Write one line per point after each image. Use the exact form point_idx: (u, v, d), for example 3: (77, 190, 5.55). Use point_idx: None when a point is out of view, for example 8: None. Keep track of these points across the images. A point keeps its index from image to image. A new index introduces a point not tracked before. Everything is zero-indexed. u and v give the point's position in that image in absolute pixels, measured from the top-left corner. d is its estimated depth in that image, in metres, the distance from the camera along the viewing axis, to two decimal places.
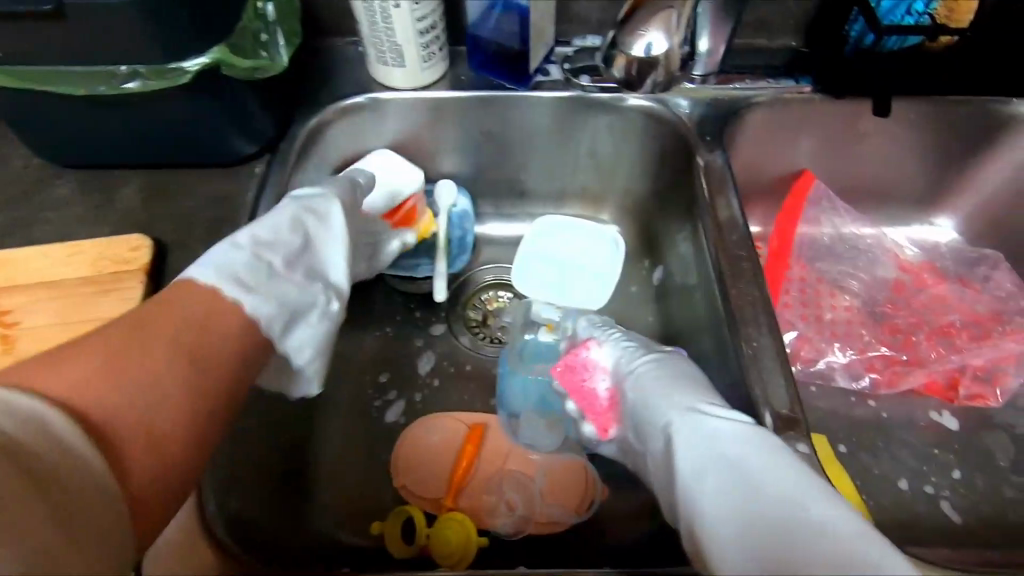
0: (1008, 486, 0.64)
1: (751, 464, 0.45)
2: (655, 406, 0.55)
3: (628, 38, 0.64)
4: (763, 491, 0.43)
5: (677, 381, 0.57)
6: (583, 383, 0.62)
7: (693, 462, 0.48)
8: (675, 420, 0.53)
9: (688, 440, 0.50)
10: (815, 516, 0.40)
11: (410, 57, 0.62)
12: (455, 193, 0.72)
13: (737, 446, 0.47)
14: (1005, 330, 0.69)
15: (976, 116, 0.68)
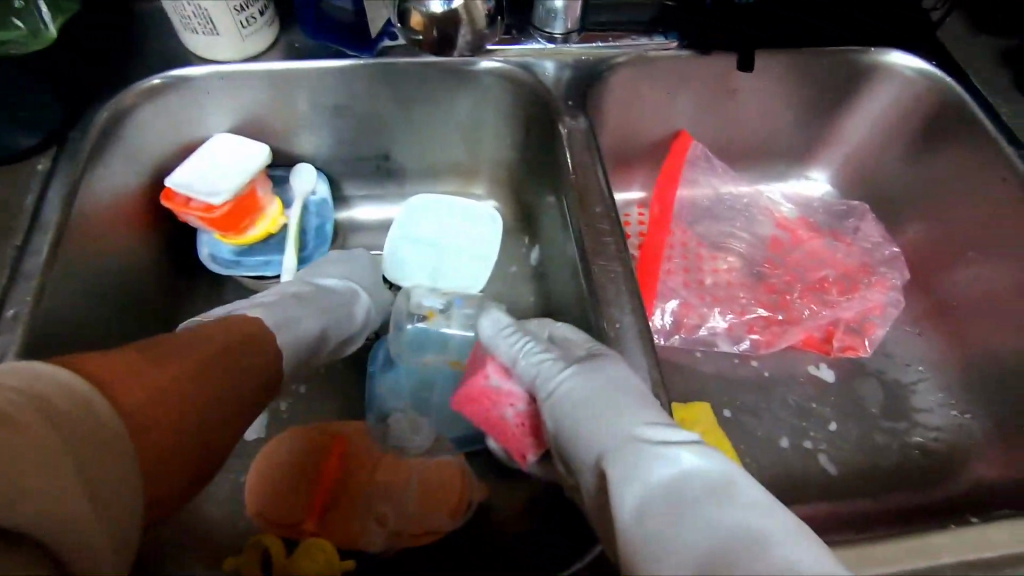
0: (879, 433, 0.65)
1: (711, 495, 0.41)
2: (593, 431, 0.48)
3: None
4: (723, 526, 0.39)
5: (614, 397, 0.47)
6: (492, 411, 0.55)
7: (632, 493, 0.42)
8: (617, 443, 0.46)
9: (625, 467, 0.43)
10: (799, 553, 0.37)
11: (221, 23, 0.57)
12: (314, 177, 0.68)
13: (694, 469, 0.42)
14: (873, 279, 0.72)
15: (840, 67, 0.69)
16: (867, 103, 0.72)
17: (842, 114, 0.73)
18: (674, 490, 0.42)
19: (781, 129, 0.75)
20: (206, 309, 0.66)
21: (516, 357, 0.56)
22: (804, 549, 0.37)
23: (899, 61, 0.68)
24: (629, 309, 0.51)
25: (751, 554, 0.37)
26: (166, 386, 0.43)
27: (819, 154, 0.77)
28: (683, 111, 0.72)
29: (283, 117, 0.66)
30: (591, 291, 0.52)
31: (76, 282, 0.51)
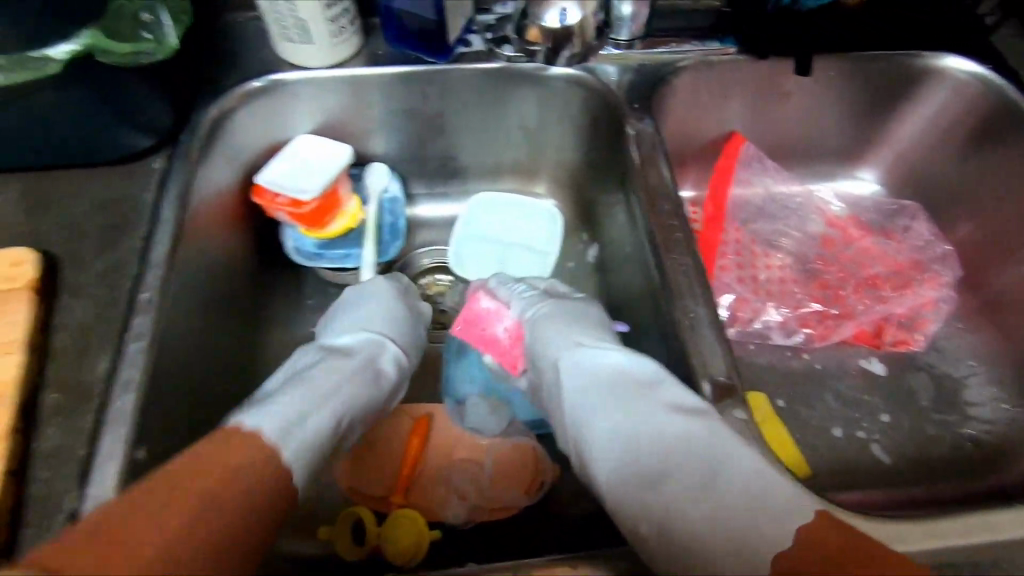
0: (931, 424, 0.67)
1: (637, 389, 0.52)
2: (550, 348, 0.60)
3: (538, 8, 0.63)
4: (671, 437, 0.48)
5: (574, 322, 0.61)
6: (485, 331, 0.66)
7: (574, 390, 0.55)
8: (568, 354, 0.58)
9: (595, 392, 0.54)
10: (696, 428, 0.47)
11: (317, 32, 0.61)
12: (386, 176, 0.73)
13: (625, 371, 0.54)
14: (924, 277, 0.74)
15: (894, 70, 0.71)
16: (918, 106, 0.74)
17: (895, 116, 0.75)
18: (608, 386, 0.54)
19: (833, 131, 0.77)
20: (291, 298, 0.70)
21: (512, 300, 0.65)
22: (707, 422, 0.47)
23: (953, 65, 0.70)
24: (700, 301, 0.54)
25: (655, 429, 0.49)
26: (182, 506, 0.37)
27: (870, 155, 0.80)
28: (739, 113, 0.75)
29: (361, 119, 0.70)
30: (662, 283, 0.55)
31: (190, 272, 0.56)
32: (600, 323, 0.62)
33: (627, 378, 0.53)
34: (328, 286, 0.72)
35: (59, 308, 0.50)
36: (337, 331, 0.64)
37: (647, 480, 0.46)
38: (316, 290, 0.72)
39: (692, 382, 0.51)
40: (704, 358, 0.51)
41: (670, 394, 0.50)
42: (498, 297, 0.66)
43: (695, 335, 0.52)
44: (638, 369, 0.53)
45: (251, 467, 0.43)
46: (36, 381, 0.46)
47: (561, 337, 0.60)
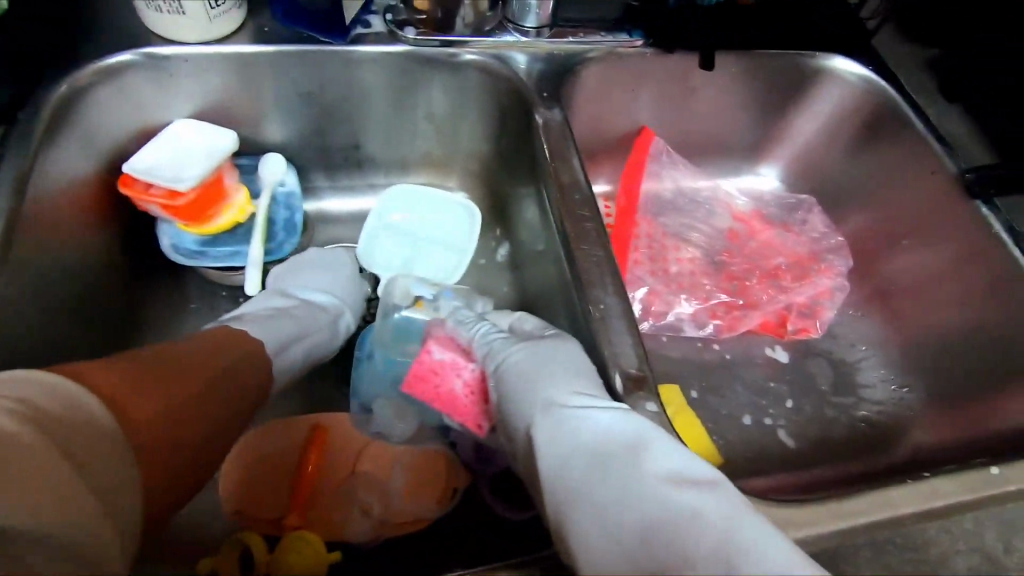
0: (830, 407, 0.70)
1: (632, 450, 0.42)
2: (527, 402, 0.51)
3: None
4: (634, 485, 0.41)
5: (555, 368, 0.52)
6: (440, 387, 0.57)
7: (551, 449, 0.46)
8: (551, 409, 0.49)
9: (554, 439, 0.47)
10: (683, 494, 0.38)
11: (191, 3, 0.54)
12: (283, 168, 0.65)
13: (616, 427, 0.44)
14: (820, 267, 0.77)
15: (789, 68, 0.73)
16: (813, 104, 0.77)
17: (792, 114, 0.78)
18: (597, 446, 0.44)
19: (734, 127, 0.80)
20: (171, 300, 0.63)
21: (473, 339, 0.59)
22: (712, 489, 0.39)
23: (842, 65, 0.73)
24: (612, 292, 0.52)
25: (644, 496, 0.40)
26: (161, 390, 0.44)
27: (771, 151, 0.83)
28: (648, 107, 0.75)
29: (249, 102, 0.64)
30: (574, 276, 0.54)
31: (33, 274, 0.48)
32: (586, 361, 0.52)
33: (622, 435, 0.44)
34: (216, 284, 0.66)
35: None
36: (296, 283, 0.66)
37: (617, 536, 0.39)
38: (200, 295, 0.65)
39: (604, 375, 0.49)
40: (617, 350, 0.50)
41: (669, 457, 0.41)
42: (459, 338, 0.60)
43: (606, 326, 0.51)
44: (632, 429, 0.44)
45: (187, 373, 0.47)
46: None
47: (539, 388, 0.51)
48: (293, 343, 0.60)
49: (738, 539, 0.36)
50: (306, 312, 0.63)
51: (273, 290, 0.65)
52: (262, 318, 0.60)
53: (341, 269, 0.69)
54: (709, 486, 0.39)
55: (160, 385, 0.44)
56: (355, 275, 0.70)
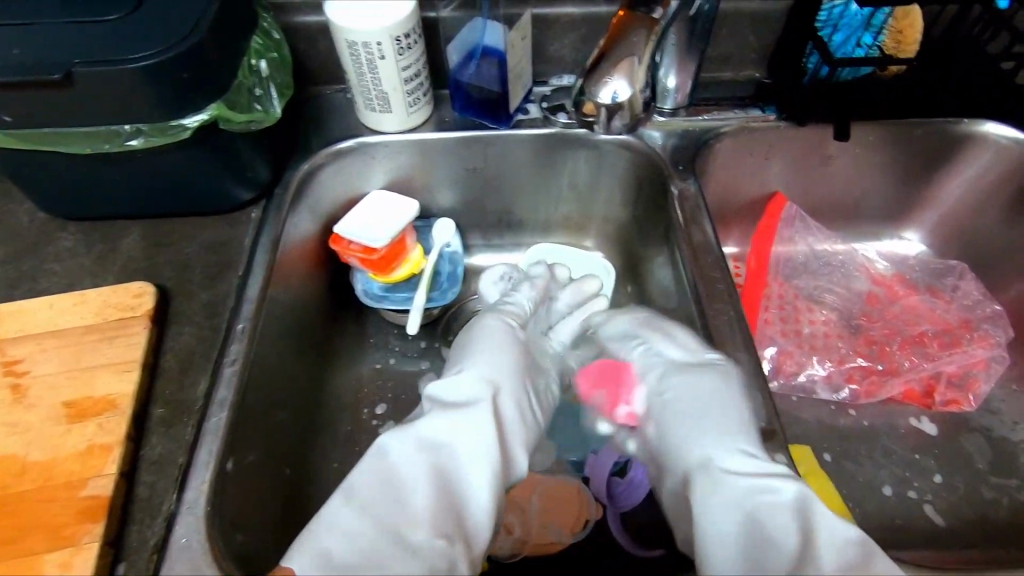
0: (987, 487, 0.66)
1: (815, 540, 0.43)
2: (697, 446, 0.49)
3: (595, 86, 0.62)
4: (781, 551, 0.43)
5: (729, 417, 0.50)
6: (615, 398, 0.57)
7: (720, 514, 0.45)
8: (723, 461, 0.48)
9: (710, 491, 0.46)
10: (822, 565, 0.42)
11: (396, 103, 0.70)
12: (451, 233, 0.80)
13: (791, 503, 0.45)
14: (975, 336, 0.74)
15: (932, 136, 0.74)
16: (961, 169, 0.76)
17: (938, 180, 0.78)
18: (771, 507, 0.45)
19: (871, 192, 0.81)
20: (356, 335, 0.77)
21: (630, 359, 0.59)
22: None
23: (993, 131, 0.72)
24: (742, 348, 0.57)
25: None
26: (259, 433, 0.56)
27: (914, 217, 0.82)
28: (780, 174, 0.79)
29: (428, 176, 0.78)
30: (705, 332, 0.58)
31: (279, 309, 0.63)
32: (733, 400, 0.51)
33: (815, 529, 0.44)
34: (386, 322, 0.78)
35: (168, 334, 0.57)
36: (484, 368, 0.54)
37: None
38: (378, 329, 0.78)
39: None
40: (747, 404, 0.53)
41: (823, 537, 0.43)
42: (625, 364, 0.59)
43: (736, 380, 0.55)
44: (819, 524, 0.44)
45: (266, 411, 0.58)
46: (144, 397, 0.52)
47: (693, 410, 0.51)
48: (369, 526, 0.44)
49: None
50: (465, 448, 0.48)
51: (418, 449, 0.48)
52: (364, 540, 0.44)
53: (501, 355, 0.56)
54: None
55: (260, 424, 0.57)
56: (507, 345, 0.58)
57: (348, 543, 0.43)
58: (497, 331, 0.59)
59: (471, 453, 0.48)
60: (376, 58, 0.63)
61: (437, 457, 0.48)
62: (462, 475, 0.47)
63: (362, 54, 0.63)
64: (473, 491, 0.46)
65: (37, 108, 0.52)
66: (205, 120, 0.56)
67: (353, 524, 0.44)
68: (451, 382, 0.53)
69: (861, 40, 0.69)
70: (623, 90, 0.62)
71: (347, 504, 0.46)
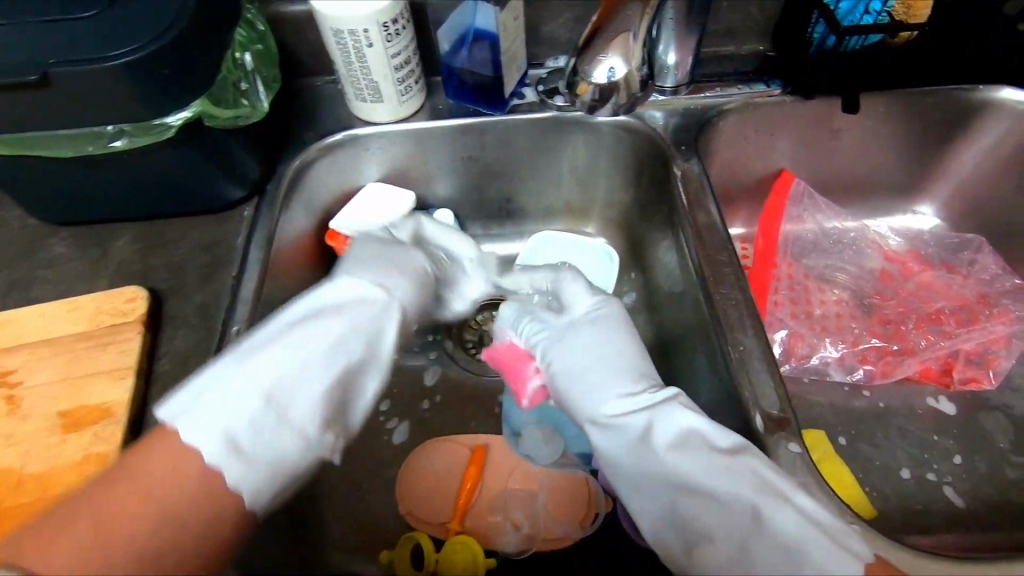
0: (1009, 467, 0.64)
1: (710, 467, 0.47)
2: (583, 392, 0.55)
3: (588, 66, 0.62)
4: (663, 474, 0.48)
5: (608, 367, 0.55)
6: (517, 372, 0.62)
7: (613, 450, 0.52)
8: (606, 406, 0.53)
9: (608, 438, 0.52)
10: (700, 475, 0.47)
11: (387, 91, 0.67)
12: (450, 224, 0.77)
13: (691, 449, 0.48)
14: (993, 311, 0.71)
15: (945, 105, 0.71)
16: (975, 138, 0.73)
17: (951, 149, 0.75)
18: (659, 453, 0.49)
19: (881, 166, 0.78)
20: None
21: (520, 339, 0.61)
22: (772, 517, 0.43)
23: (1010, 97, 0.69)
24: (751, 332, 0.54)
25: (715, 514, 0.45)
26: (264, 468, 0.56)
27: (927, 190, 0.79)
28: (786, 151, 0.76)
29: (424, 166, 0.76)
30: (712, 317, 0.56)
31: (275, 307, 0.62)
32: (612, 342, 0.57)
33: (693, 455, 0.48)
34: None
35: (163, 339, 0.56)
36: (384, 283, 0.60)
37: (692, 540, 0.46)
38: None
39: (744, 415, 0.51)
40: (757, 390, 0.52)
41: (734, 475, 0.46)
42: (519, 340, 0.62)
43: (745, 366, 0.53)
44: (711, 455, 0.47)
45: None
46: (140, 403, 0.51)
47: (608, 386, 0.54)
48: (287, 434, 0.47)
49: (806, 551, 0.42)
50: (367, 353, 0.55)
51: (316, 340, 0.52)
52: (258, 408, 0.46)
53: (398, 260, 0.63)
54: (778, 499, 0.44)
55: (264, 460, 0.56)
56: (410, 265, 0.63)
57: (245, 416, 0.45)
58: (398, 252, 0.64)
59: (367, 368, 0.54)
60: (364, 46, 0.61)
61: (341, 360, 0.52)
62: (361, 391, 0.54)
63: (349, 43, 0.61)
64: (361, 386, 0.54)
65: (17, 111, 0.51)
66: (189, 117, 0.54)
67: (252, 380, 0.47)
68: (348, 288, 0.58)
69: (869, 6, 0.65)
70: (620, 70, 0.62)
71: (241, 366, 0.48)
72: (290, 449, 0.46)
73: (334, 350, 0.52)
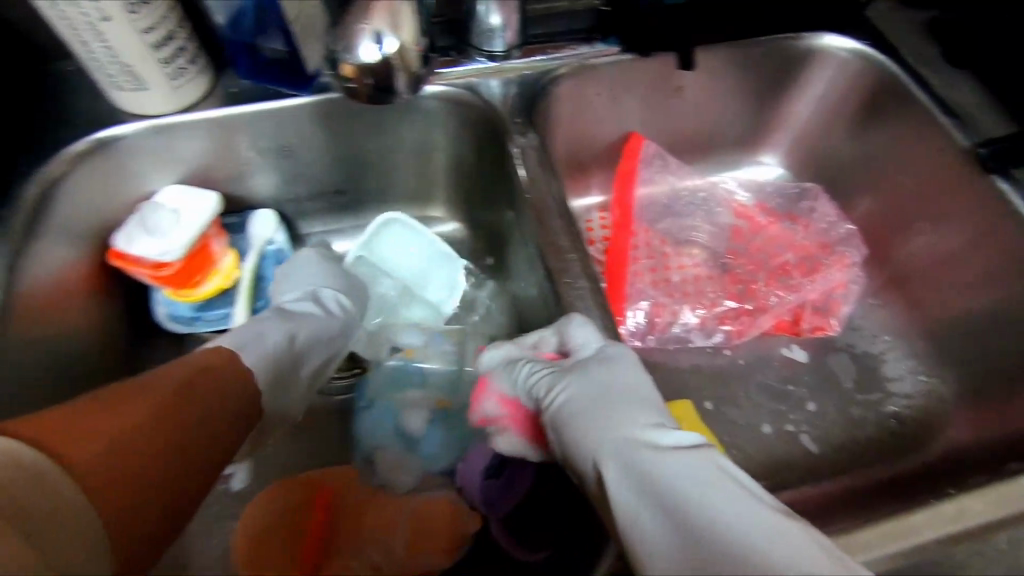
0: (855, 406, 0.67)
1: (765, 524, 0.37)
2: (596, 429, 0.46)
3: (346, 41, 0.42)
4: (699, 520, 0.38)
5: (626, 407, 0.47)
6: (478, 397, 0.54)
7: (636, 491, 0.41)
8: (631, 444, 0.44)
9: (628, 480, 0.42)
10: (755, 531, 0.37)
11: (151, 76, 0.54)
12: (273, 225, 0.67)
13: (741, 499, 0.39)
14: (833, 258, 0.73)
15: (776, 55, 0.70)
16: (806, 87, 0.73)
17: (786, 99, 0.75)
18: (711, 498, 0.39)
19: (724, 121, 0.77)
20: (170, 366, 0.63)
21: (517, 391, 0.53)
22: None
23: (834, 43, 0.69)
24: None
25: None
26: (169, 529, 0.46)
27: (768, 141, 0.79)
28: (632, 113, 0.73)
29: (228, 161, 0.64)
30: (560, 310, 0.52)
31: None
32: (633, 385, 0.48)
33: (740, 507, 0.38)
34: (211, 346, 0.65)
35: None
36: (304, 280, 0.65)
37: None
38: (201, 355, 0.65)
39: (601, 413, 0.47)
40: None
41: (797, 537, 0.37)
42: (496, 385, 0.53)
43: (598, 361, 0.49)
44: (758, 504, 0.39)
45: None
46: None
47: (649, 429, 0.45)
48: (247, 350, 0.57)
49: None
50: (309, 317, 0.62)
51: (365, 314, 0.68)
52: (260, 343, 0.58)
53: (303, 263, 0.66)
54: None
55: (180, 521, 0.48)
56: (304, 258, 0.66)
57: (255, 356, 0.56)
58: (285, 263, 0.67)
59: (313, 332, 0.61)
60: (98, 20, 0.48)
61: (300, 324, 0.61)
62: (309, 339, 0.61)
63: (75, 16, 0.47)
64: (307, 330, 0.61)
65: None
66: None
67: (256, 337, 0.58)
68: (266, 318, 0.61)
69: None
70: (392, 42, 0.43)
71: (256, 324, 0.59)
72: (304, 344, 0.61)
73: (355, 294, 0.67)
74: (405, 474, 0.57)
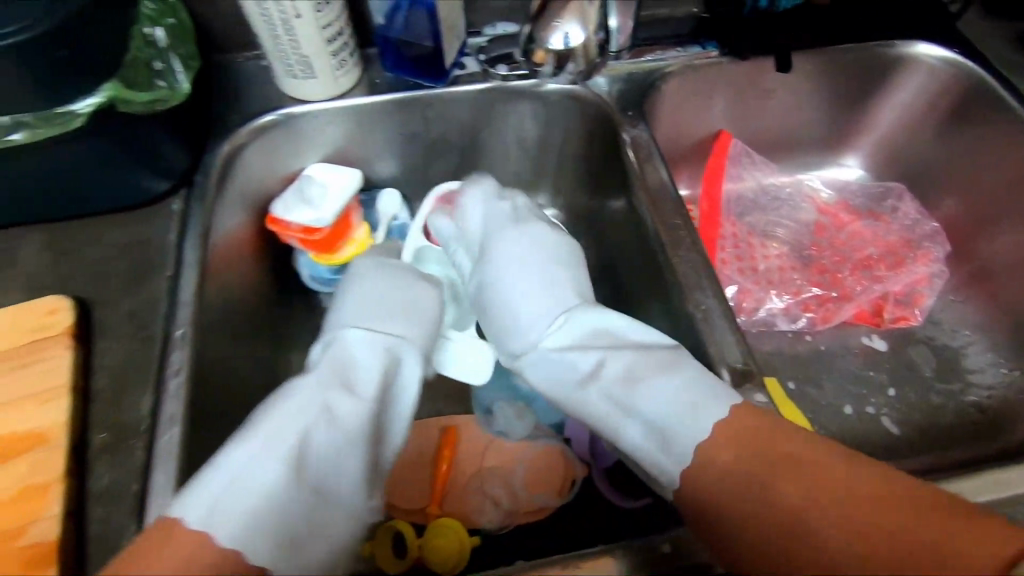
0: (936, 394, 0.71)
1: (625, 373, 0.51)
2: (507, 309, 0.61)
3: (543, 33, 0.62)
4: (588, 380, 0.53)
5: (527, 273, 0.62)
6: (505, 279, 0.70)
7: (546, 365, 0.56)
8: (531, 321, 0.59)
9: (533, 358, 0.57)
10: (609, 368, 0.53)
11: (320, 66, 0.63)
12: (397, 204, 0.75)
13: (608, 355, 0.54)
14: (916, 254, 0.77)
15: (868, 61, 0.74)
16: (892, 93, 0.77)
17: (873, 104, 0.79)
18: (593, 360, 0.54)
19: (811, 122, 0.81)
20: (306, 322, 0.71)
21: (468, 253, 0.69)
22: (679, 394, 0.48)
23: (925, 52, 0.73)
24: (710, 293, 0.56)
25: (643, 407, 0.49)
26: None
27: (852, 143, 0.84)
28: (724, 113, 0.78)
29: (366, 145, 0.73)
30: (672, 281, 0.58)
31: (217, 306, 0.57)
32: (534, 246, 0.64)
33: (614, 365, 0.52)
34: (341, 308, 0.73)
35: (96, 352, 0.51)
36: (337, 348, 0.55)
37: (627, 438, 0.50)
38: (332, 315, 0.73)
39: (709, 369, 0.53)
40: (720, 348, 0.53)
41: (641, 365, 0.52)
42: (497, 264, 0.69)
43: (709, 325, 0.54)
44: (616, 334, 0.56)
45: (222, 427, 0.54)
46: (80, 426, 0.46)
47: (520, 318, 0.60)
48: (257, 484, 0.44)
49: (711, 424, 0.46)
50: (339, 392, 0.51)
51: (412, 335, 0.59)
52: (272, 465, 0.45)
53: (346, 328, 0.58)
54: (694, 380, 0.48)
55: None
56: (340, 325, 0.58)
57: (274, 476, 0.45)
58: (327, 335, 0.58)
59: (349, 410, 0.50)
60: (293, 17, 0.56)
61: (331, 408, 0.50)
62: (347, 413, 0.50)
63: (275, 13, 0.56)
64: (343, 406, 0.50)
65: None
66: (100, 103, 0.49)
67: (263, 465, 0.45)
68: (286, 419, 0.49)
69: None
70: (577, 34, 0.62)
71: (249, 439, 0.46)
72: (347, 417, 0.50)
73: (385, 323, 0.59)
74: (520, 425, 0.63)
